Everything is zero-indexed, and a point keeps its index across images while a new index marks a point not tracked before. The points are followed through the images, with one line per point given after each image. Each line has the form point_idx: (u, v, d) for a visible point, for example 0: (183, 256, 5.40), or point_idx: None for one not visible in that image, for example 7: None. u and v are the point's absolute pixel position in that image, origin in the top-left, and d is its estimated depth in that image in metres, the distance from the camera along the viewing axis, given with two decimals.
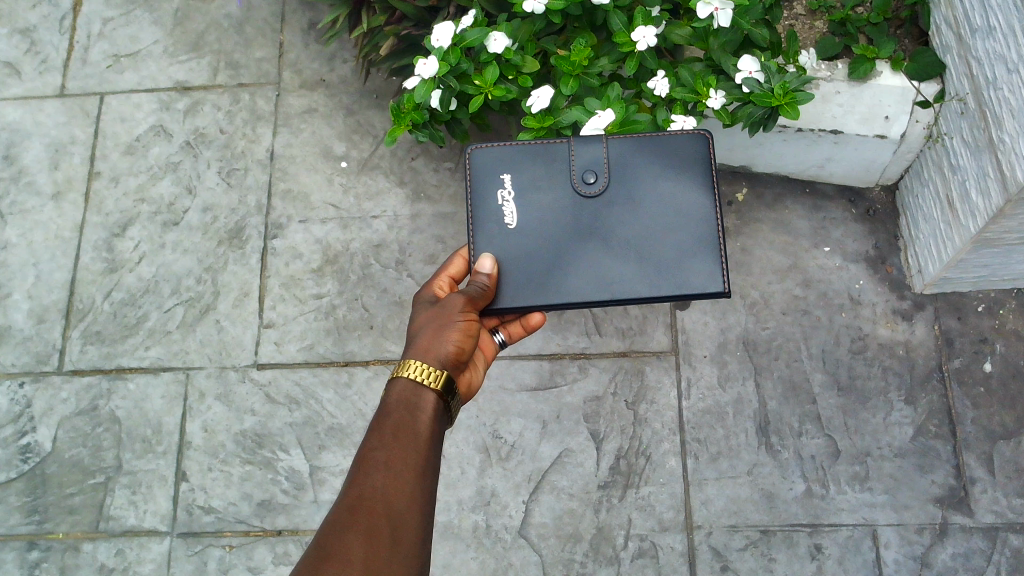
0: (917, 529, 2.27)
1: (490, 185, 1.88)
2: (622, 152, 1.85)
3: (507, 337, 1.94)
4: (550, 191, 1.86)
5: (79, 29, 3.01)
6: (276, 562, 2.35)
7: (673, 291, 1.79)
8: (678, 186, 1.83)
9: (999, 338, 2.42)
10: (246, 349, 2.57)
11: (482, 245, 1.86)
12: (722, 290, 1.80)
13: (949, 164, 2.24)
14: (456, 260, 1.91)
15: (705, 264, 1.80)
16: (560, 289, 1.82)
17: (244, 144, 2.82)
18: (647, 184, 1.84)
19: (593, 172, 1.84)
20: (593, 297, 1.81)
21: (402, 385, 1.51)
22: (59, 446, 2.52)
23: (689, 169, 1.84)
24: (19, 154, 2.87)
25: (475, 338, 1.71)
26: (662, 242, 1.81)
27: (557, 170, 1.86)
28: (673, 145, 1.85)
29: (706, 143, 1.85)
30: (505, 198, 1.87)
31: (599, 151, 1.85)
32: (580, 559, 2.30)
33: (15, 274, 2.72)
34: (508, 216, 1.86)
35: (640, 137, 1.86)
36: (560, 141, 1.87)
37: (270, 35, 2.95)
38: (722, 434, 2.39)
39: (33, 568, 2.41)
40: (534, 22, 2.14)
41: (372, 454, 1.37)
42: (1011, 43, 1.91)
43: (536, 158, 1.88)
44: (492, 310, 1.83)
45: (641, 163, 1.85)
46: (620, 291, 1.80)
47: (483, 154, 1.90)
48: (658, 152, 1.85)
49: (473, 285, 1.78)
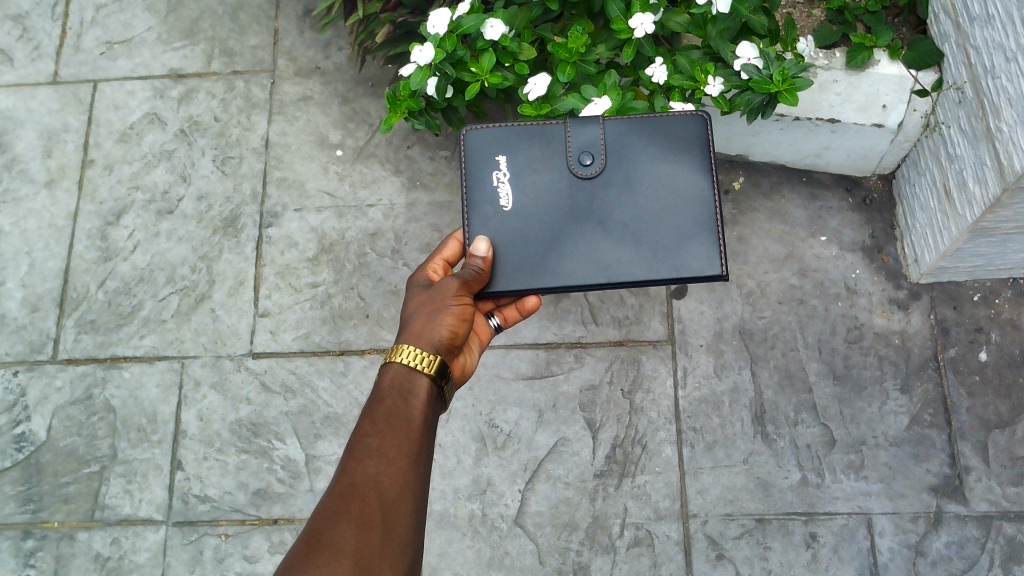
0: (911, 518, 2.28)
1: (485, 167, 1.87)
2: (619, 134, 1.85)
3: (502, 321, 1.94)
4: (546, 173, 1.85)
5: (72, 15, 2.99)
6: (272, 551, 2.36)
7: (671, 274, 1.79)
8: (675, 167, 1.82)
9: (995, 327, 2.42)
10: (241, 338, 2.57)
11: (477, 229, 1.85)
12: (719, 273, 1.79)
13: (945, 152, 2.23)
14: (450, 243, 1.90)
15: (703, 247, 1.80)
16: (556, 272, 1.82)
17: (239, 131, 2.80)
18: (643, 167, 1.83)
19: (589, 154, 1.83)
20: (589, 280, 1.80)
21: (395, 371, 1.51)
22: (54, 435, 2.51)
23: (686, 150, 1.83)
24: (12, 143, 2.84)
25: (470, 322, 1.71)
26: (659, 225, 1.80)
27: (552, 152, 1.86)
28: (670, 126, 1.84)
29: (704, 124, 1.84)
30: (500, 180, 1.86)
31: (596, 133, 1.84)
32: (575, 547, 2.31)
33: (8, 263, 2.70)
34: (502, 198, 1.85)
35: (635, 119, 1.85)
36: (557, 122, 1.86)
37: (265, 23, 2.93)
38: (718, 423, 2.39)
39: (28, 557, 2.40)
40: (531, 9, 2.14)
41: (365, 442, 1.36)
42: (1009, 31, 1.90)
43: (531, 140, 1.87)
44: (486, 294, 1.83)
45: (638, 145, 1.84)
46: (617, 273, 1.80)
47: (478, 136, 1.89)
48: (655, 134, 1.84)
49: (468, 269, 1.77)
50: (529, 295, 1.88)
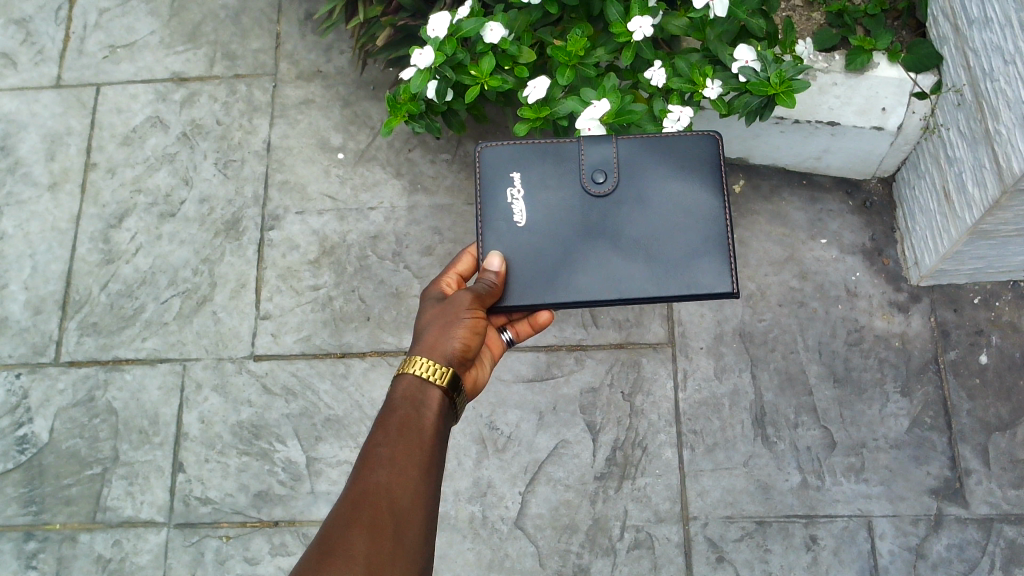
0: (912, 521, 2.27)
1: (499, 183, 1.88)
2: (631, 152, 1.86)
3: (515, 335, 1.94)
4: (559, 189, 1.86)
5: (75, 19, 3.01)
6: (273, 553, 2.36)
7: (681, 292, 1.80)
8: (687, 185, 1.83)
9: (995, 330, 2.42)
10: (242, 340, 2.57)
11: (491, 244, 1.85)
12: (730, 290, 1.80)
13: (945, 156, 2.23)
14: (463, 257, 1.90)
15: (714, 264, 1.80)
16: (569, 288, 1.82)
17: (241, 135, 2.81)
18: (655, 184, 1.84)
19: (601, 171, 1.85)
20: (602, 297, 1.81)
21: (408, 382, 1.51)
22: (56, 437, 2.52)
23: (698, 169, 1.84)
24: (16, 145, 2.86)
25: (482, 335, 1.71)
26: (671, 242, 1.81)
27: (566, 170, 1.87)
28: (682, 144, 1.85)
29: (715, 143, 1.86)
30: (514, 196, 1.86)
31: (608, 151, 1.85)
32: (576, 550, 2.31)
33: (11, 266, 2.71)
34: (516, 214, 1.85)
35: (647, 137, 1.86)
36: (570, 140, 1.87)
37: (267, 26, 2.94)
38: (719, 426, 2.39)
39: (30, 559, 2.41)
40: (531, 12, 2.14)
41: (377, 451, 1.37)
42: (1008, 34, 1.90)
43: (544, 157, 1.88)
44: (499, 308, 1.83)
45: (650, 163, 1.85)
46: (629, 290, 1.80)
47: (492, 152, 1.90)
48: (666, 152, 1.85)
49: (481, 283, 1.77)
50: (541, 309, 1.88)
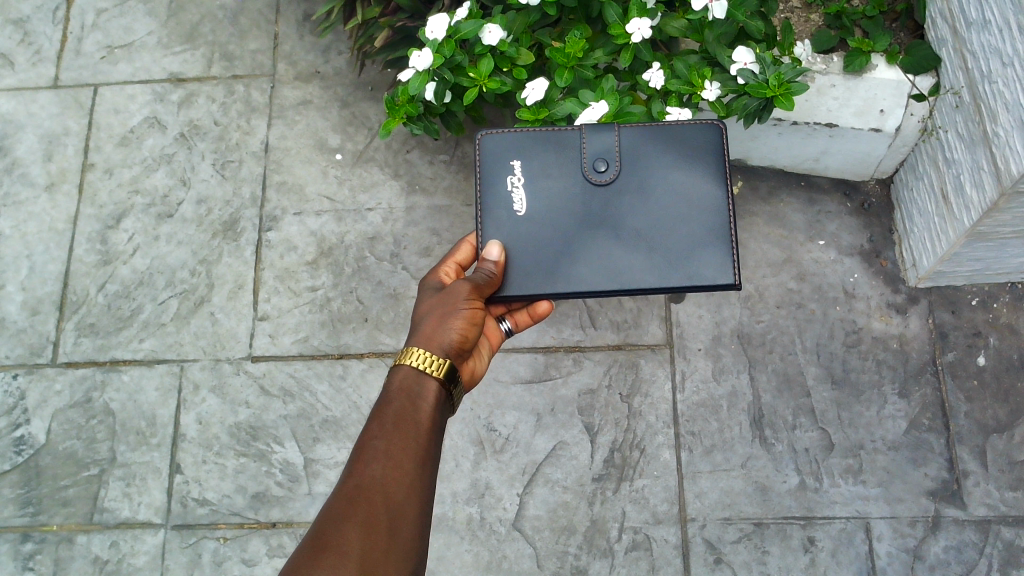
0: (909, 522, 2.28)
1: (500, 171, 1.88)
2: (633, 141, 1.85)
3: (513, 325, 1.93)
4: (560, 178, 1.86)
5: (73, 19, 3.00)
6: (270, 554, 2.36)
7: (683, 283, 1.79)
8: (689, 176, 1.83)
9: (993, 332, 2.43)
10: (240, 341, 2.57)
11: (490, 233, 1.85)
12: (732, 282, 1.80)
13: (943, 157, 2.24)
14: (463, 246, 1.89)
15: (716, 255, 1.80)
16: (569, 277, 1.82)
17: (238, 135, 2.81)
18: (657, 174, 1.84)
19: (603, 160, 1.84)
20: (602, 287, 1.80)
21: (405, 373, 1.51)
22: (53, 438, 2.52)
23: (701, 159, 1.84)
24: (13, 146, 2.85)
25: (480, 326, 1.71)
26: (673, 233, 1.81)
27: (567, 158, 1.87)
28: (685, 134, 1.85)
29: (719, 133, 1.86)
30: (515, 185, 1.86)
31: (610, 139, 1.85)
32: (574, 551, 2.31)
33: (8, 266, 2.71)
34: (516, 203, 1.85)
35: (650, 127, 1.86)
36: (572, 129, 1.87)
37: (265, 27, 2.94)
38: (717, 427, 2.39)
39: (27, 560, 2.41)
40: (530, 13, 2.13)
41: (372, 444, 1.36)
42: (1005, 35, 1.90)
43: (546, 146, 1.88)
44: (497, 298, 1.83)
45: (652, 153, 1.85)
46: (630, 281, 1.80)
47: (493, 140, 1.90)
48: (669, 141, 1.85)
49: (480, 272, 1.77)
50: (540, 299, 1.88)
